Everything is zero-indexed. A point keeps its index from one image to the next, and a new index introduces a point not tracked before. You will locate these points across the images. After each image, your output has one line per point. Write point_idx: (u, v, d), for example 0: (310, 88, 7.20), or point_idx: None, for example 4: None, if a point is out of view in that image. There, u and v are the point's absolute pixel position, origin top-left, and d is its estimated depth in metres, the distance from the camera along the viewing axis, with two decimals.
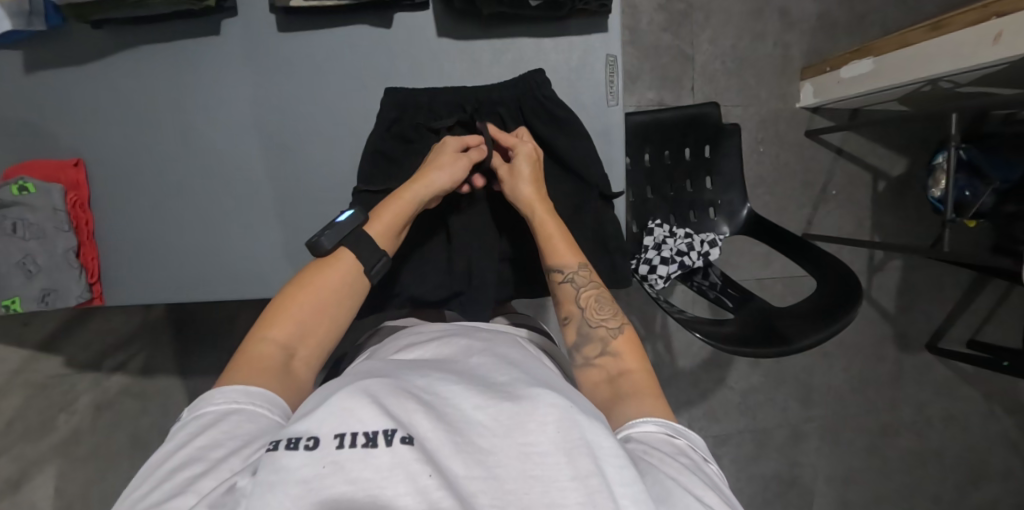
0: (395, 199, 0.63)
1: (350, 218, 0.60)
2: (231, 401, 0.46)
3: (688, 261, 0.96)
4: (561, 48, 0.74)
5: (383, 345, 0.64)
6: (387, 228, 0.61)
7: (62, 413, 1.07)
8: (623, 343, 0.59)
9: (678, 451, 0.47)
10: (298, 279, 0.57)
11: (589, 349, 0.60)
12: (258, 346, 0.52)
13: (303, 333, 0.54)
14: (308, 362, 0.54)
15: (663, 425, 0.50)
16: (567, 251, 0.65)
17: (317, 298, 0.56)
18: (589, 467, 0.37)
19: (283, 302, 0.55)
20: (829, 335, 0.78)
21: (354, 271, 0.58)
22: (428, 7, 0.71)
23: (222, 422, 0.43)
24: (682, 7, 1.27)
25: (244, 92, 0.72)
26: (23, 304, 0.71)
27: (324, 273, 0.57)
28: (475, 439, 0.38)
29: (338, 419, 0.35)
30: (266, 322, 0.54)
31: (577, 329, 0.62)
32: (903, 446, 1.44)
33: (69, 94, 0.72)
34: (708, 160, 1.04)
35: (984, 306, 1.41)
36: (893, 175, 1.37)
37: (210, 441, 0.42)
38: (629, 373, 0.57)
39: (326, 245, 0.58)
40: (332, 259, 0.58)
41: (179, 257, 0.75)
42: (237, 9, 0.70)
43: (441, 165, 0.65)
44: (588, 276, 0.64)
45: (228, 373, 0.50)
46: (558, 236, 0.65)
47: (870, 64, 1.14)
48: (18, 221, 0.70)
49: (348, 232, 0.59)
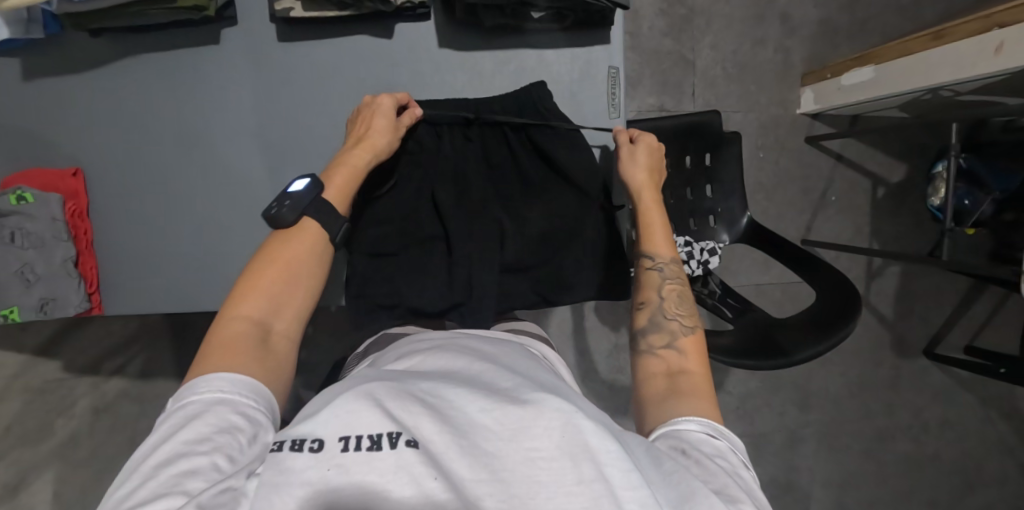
0: (345, 169, 0.61)
1: (308, 188, 0.58)
2: (215, 389, 0.44)
3: (687, 270, 0.98)
4: (564, 59, 0.74)
5: (383, 354, 0.63)
6: (341, 193, 0.60)
7: (60, 417, 1.07)
8: (690, 343, 0.59)
9: (714, 453, 0.45)
10: (266, 254, 0.54)
11: (657, 338, 0.60)
12: (231, 325, 0.49)
13: (276, 307, 0.52)
14: (286, 335, 0.52)
15: (704, 424, 0.48)
16: (663, 243, 0.67)
17: (284, 272, 0.53)
18: (593, 471, 0.34)
19: (253, 277, 0.52)
20: (828, 346, 0.79)
21: (321, 241, 0.57)
22: (429, 17, 0.71)
23: (207, 414, 0.42)
24: (683, 12, 1.26)
25: (244, 101, 0.72)
26: (21, 314, 0.71)
27: (292, 247, 0.55)
28: (482, 442, 0.35)
29: (345, 423, 0.36)
30: (237, 299, 0.51)
31: (649, 315, 0.63)
32: (900, 451, 1.45)
33: (66, 103, 0.72)
34: (708, 168, 1.04)
35: (981, 312, 1.41)
36: (892, 182, 1.37)
37: (197, 435, 0.40)
38: (689, 372, 0.56)
39: (289, 216, 0.56)
40: (297, 231, 0.56)
41: (176, 266, 0.75)
42: (238, 18, 0.70)
43: (383, 132, 0.64)
44: (677, 272, 0.66)
45: (201, 357, 0.47)
46: (665, 229, 0.68)
47: (871, 72, 1.14)
48: (17, 230, 0.70)
49: (309, 202, 0.57)
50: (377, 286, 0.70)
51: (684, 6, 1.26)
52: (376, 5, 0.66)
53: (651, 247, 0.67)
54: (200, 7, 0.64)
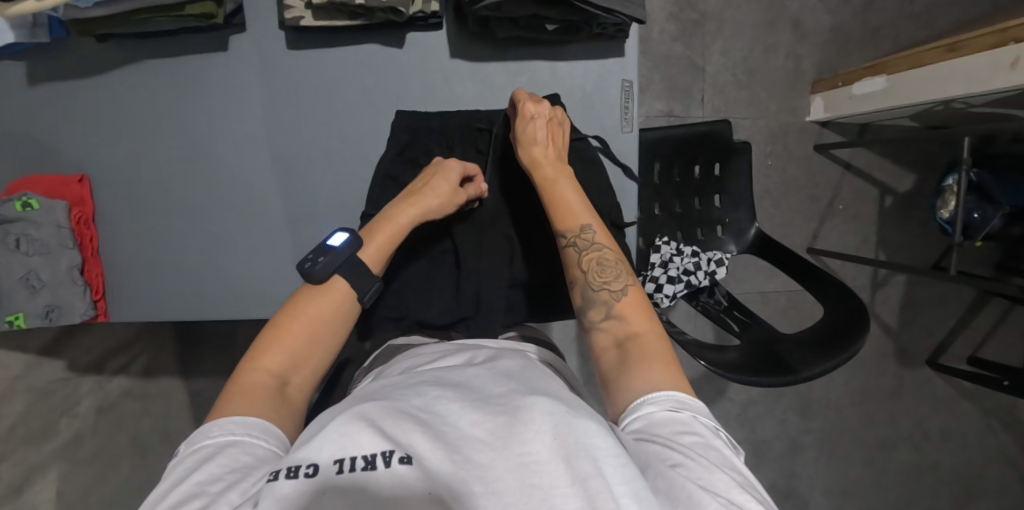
0: (387, 223, 0.59)
1: (345, 245, 0.56)
2: (227, 433, 0.43)
3: (694, 281, 0.96)
4: (576, 72, 0.73)
5: (388, 366, 0.60)
6: (379, 252, 0.58)
7: (64, 417, 1.05)
8: (629, 305, 0.55)
9: (682, 432, 0.43)
10: (292, 308, 0.52)
11: (594, 312, 0.55)
12: (249, 376, 0.48)
13: (297, 361, 0.51)
14: (302, 388, 0.51)
15: (666, 398, 0.46)
16: (574, 213, 0.60)
17: (307, 328, 0.52)
18: (589, 468, 0.33)
19: (278, 330, 0.51)
20: (833, 365, 0.79)
21: (348, 301, 0.55)
22: (441, 27, 0.70)
23: (218, 455, 0.41)
24: (694, 17, 1.25)
25: (250, 108, 0.71)
26: (26, 320, 0.70)
27: (320, 304, 0.53)
28: (472, 454, 0.34)
29: (338, 445, 0.35)
30: (259, 350, 0.50)
31: (579, 293, 0.57)
32: (900, 459, 1.45)
33: (70, 109, 0.71)
34: (717, 178, 1.03)
35: (985, 323, 1.41)
36: (900, 191, 1.36)
37: (207, 476, 0.39)
38: (637, 336, 0.52)
39: (320, 273, 0.54)
40: (327, 288, 0.54)
41: (183, 275, 0.75)
42: (246, 26, 0.69)
43: (438, 194, 0.62)
44: (594, 237, 0.59)
45: (218, 406, 0.46)
46: (573, 196, 0.61)
47: (883, 82, 1.13)
48: (22, 237, 0.69)
49: (344, 260, 0.55)
50: (384, 298, 0.69)
51: (695, 10, 1.25)
52: (387, 14, 0.64)
53: (561, 224, 0.60)
54: (207, 15, 0.63)
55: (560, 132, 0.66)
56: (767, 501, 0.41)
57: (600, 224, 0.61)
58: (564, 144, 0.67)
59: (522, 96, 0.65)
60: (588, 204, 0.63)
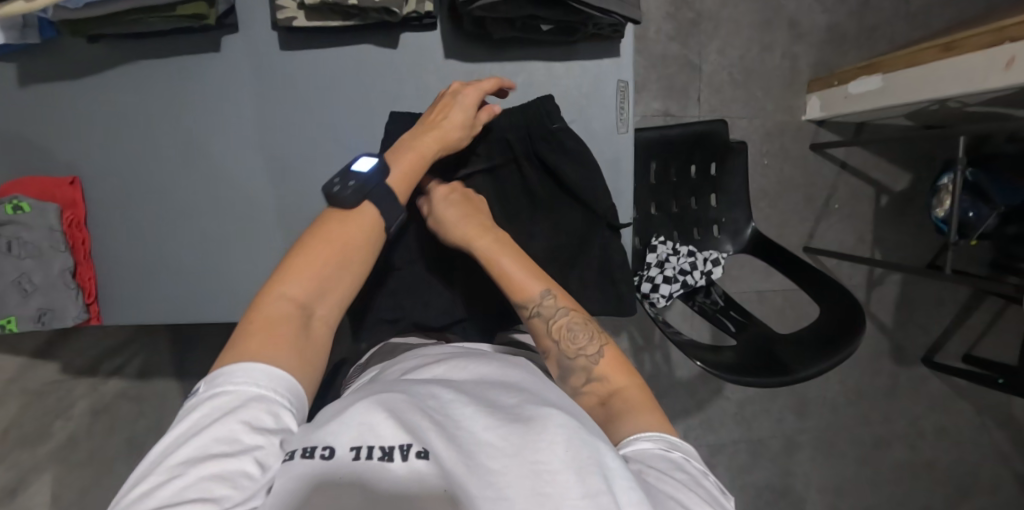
0: (411, 152, 0.60)
1: (373, 172, 0.56)
2: (250, 370, 0.41)
3: (690, 280, 0.96)
4: (572, 73, 0.73)
5: (393, 363, 0.59)
6: (404, 178, 0.59)
7: (58, 420, 1.05)
8: (607, 365, 0.55)
9: (672, 467, 0.43)
10: (321, 232, 0.52)
11: (575, 379, 0.55)
12: (275, 303, 0.47)
13: (322, 290, 0.50)
14: (326, 322, 0.49)
15: (658, 439, 0.46)
16: (528, 282, 0.58)
17: (336, 254, 0.51)
18: (600, 484, 0.32)
19: (305, 253, 0.50)
20: (830, 366, 0.79)
21: (375, 230, 0.55)
22: (436, 27, 0.70)
23: (241, 410, 0.39)
24: (690, 16, 1.25)
25: (246, 110, 0.70)
26: (19, 324, 0.70)
27: (347, 231, 0.53)
28: (485, 460, 0.34)
29: (358, 432, 0.36)
30: (285, 275, 0.49)
31: (557, 363, 0.57)
32: (895, 458, 1.46)
33: (61, 111, 0.70)
34: (714, 178, 1.03)
35: (980, 321, 1.42)
36: (896, 190, 1.36)
37: (225, 434, 0.37)
38: (622, 392, 0.52)
39: (349, 199, 0.54)
40: (354, 213, 0.54)
41: (178, 278, 0.74)
42: (238, 26, 0.68)
43: (456, 125, 0.63)
44: (555, 303, 0.58)
45: (240, 332, 0.45)
46: (524, 263, 0.60)
47: (879, 81, 1.13)
48: (13, 240, 0.69)
49: (374, 186, 0.55)
50: (382, 298, 0.69)
51: (691, 9, 1.25)
52: (381, 15, 0.64)
53: (520, 297, 0.58)
54: (199, 15, 0.63)
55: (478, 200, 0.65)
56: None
57: (556, 284, 0.60)
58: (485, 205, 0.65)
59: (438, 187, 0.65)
60: (538, 267, 0.61)
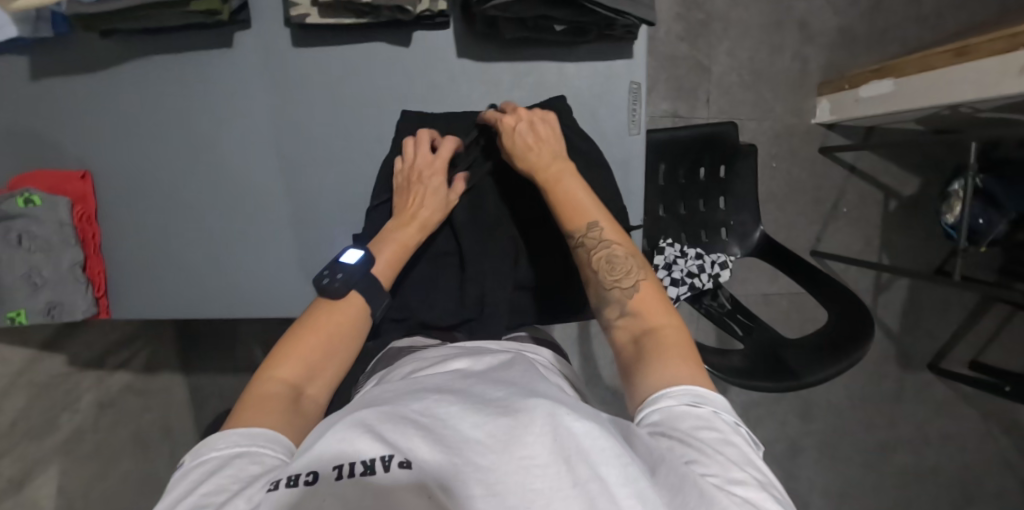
0: (392, 244, 0.61)
1: (360, 263, 0.57)
2: (232, 444, 0.41)
3: (697, 283, 0.98)
4: (583, 73, 0.73)
5: (393, 369, 0.58)
6: (390, 268, 0.60)
7: (66, 412, 0.99)
8: (644, 300, 0.54)
9: (700, 426, 0.42)
10: (308, 322, 0.53)
11: (609, 312, 0.56)
12: (266, 385, 0.48)
13: (312, 372, 0.50)
14: (316, 401, 0.50)
15: (686, 390, 0.45)
16: (578, 213, 0.60)
17: (325, 339, 0.52)
18: (587, 471, 0.33)
19: (294, 339, 0.52)
20: (834, 372, 0.80)
21: (361, 314, 0.56)
22: (448, 26, 0.70)
23: (225, 467, 0.39)
24: (700, 17, 1.24)
25: (255, 107, 0.70)
26: (28, 317, 0.68)
27: (336, 316, 0.54)
28: (473, 457, 0.34)
29: (337, 450, 0.35)
30: (277, 359, 0.50)
31: (594, 293, 0.58)
32: (900, 463, 1.46)
33: (72, 105, 0.70)
34: (722, 181, 1.03)
35: (987, 328, 1.41)
36: (904, 195, 1.36)
37: (212, 487, 0.38)
38: (655, 330, 0.52)
39: (338, 289, 0.55)
40: (339, 303, 0.55)
41: (187, 274, 0.74)
42: (250, 23, 0.68)
43: (433, 209, 0.64)
44: (601, 234, 0.58)
45: (232, 415, 0.46)
46: (579, 194, 0.60)
47: (891, 85, 1.12)
48: (24, 233, 0.68)
49: (360, 277, 0.57)
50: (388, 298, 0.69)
51: (701, 10, 1.24)
52: (394, 13, 0.64)
53: (568, 224, 0.60)
54: (213, 11, 0.63)
55: (548, 130, 0.63)
56: (785, 499, 0.40)
57: (608, 217, 0.60)
58: (557, 136, 0.64)
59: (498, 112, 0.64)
60: (592, 198, 0.61)
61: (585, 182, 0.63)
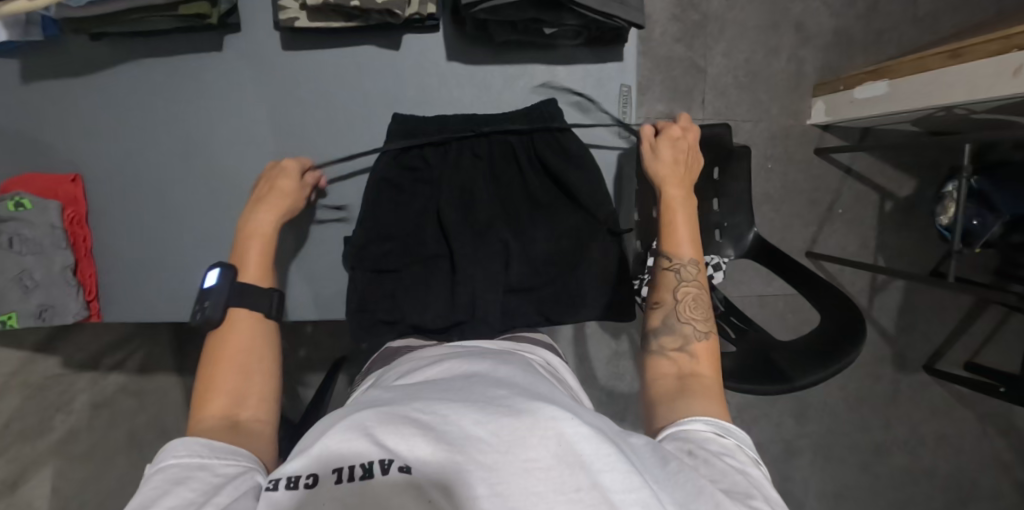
0: (258, 244, 0.62)
1: (220, 276, 0.57)
2: (193, 456, 0.43)
3: None
4: (574, 75, 0.73)
5: (390, 370, 0.58)
6: (262, 268, 0.61)
7: (60, 413, 0.99)
8: (704, 348, 0.57)
9: (722, 451, 0.44)
10: (213, 354, 0.54)
11: (668, 341, 0.58)
12: (198, 429, 0.49)
13: (239, 393, 0.52)
14: (259, 417, 0.52)
15: (711, 423, 0.47)
16: (683, 242, 0.63)
17: (229, 361, 0.54)
18: (587, 479, 0.33)
19: (202, 381, 0.52)
20: (829, 373, 0.79)
21: (258, 324, 0.58)
22: (438, 29, 0.70)
23: (189, 480, 0.41)
24: (696, 18, 1.24)
25: (248, 109, 0.71)
26: (19, 320, 0.67)
27: (235, 337, 0.55)
28: (477, 456, 0.34)
29: (339, 452, 0.35)
30: (198, 405, 0.51)
31: (662, 316, 0.60)
32: (895, 465, 1.46)
33: (63, 108, 0.70)
34: (717, 182, 1.02)
35: (983, 329, 1.41)
36: (900, 196, 1.36)
37: (179, 500, 0.39)
38: (702, 377, 0.54)
39: (217, 314, 0.56)
40: (227, 330, 0.56)
41: (177, 277, 0.74)
42: (241, 26, 0.68)
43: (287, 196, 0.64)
44: (694, 274, 0.62)
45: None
46: (689, 230, 0.64)
47: (886, 86, 1.12)
48: (15, 236, 0.67)
49: (227, 291, 0.57)
50: (380, 302, 0.69)
51: (697, 11, 1.24)
52: (383, 17, 0.64)
53: (671, 246, 0.63)
54: (202, 15, 0.63)
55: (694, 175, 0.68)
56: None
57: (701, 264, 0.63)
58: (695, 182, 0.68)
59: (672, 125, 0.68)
60: (696, 238, 0.64)
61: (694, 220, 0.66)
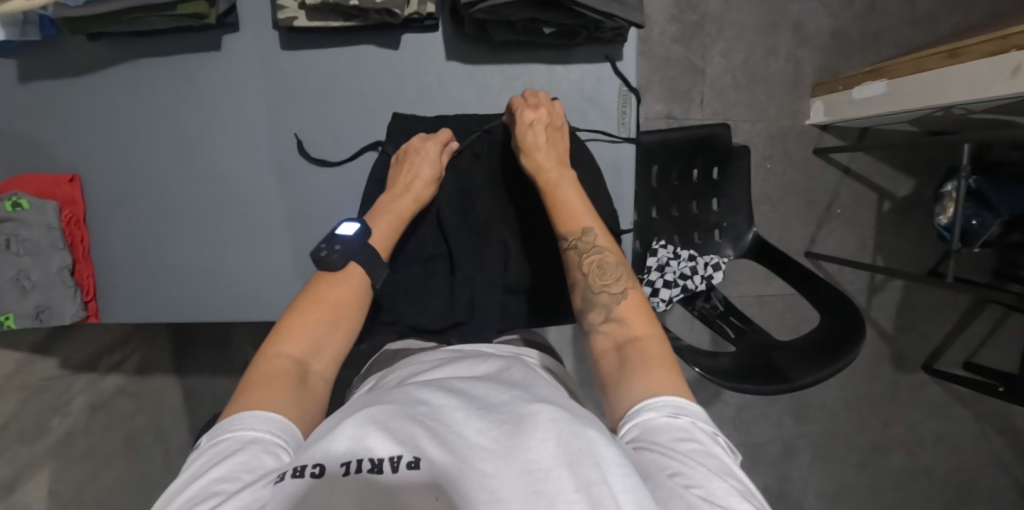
0: (389, 216, 0.62)
1: (358, 233, 0.58)
2: (250, 428, 0.42)
3: (690, 285, 0.97)
4: (573, 75, 0.73)
5: (392, 373, 0.57)
6: (387, 241, 0.61)
7: (57, 415, 1.00)
8: (629, 308, 0.55)
9: (680, 438, 0.42)
10: (311, 294, 0.53)
11: (594, 316, 0.56)
12: (271, 363, 0.48)
13: (318, 347, 0.51)
14: (324, 376, 0.50)
15: (666, 405, 0.45)
16: (575, 215, 0.61)
17: (327, 311, 0.53)
18: (594, 475, 0.32)
19: (297, 317, 0.52)
20: (829, 372, 0.80)
21: (363, 286, 0.56)
22: (437, 28, 0.70)
23: (239, 452, 0.39)
24: (695, 19, 1.24)
25: (247, 110, 0.70)
26: (17, 320, 0.68)
27: (338, 289, 0.54)
28: (477, 462, 0.33)
29: (350, 446, 0.35)
30: (277, 337, 0.50)
31: (580, 295, 0.58)
32: (894, 464, 1.46)
33: (61, 108, 0.70)
34: (715, 182, 1.02)
35: (981, 329, 1.41)
36: (898, 196, 1.36)
37: (226, 472, 0.37)
38: (637, 340, 0.52)
39: (335, 261, 0.55)
40: (336, 278, 0.55)
41: (176, 279, 0.74)
42: (239, 25, 0.68)
43: (427, 181, 0.65)
44: (594, 240, 0.59)
45: (240, 395, 0.45)
46: (574, 199, 0.62)
47: (883, 86, 1.12)
48: (12, 237, 0.67)
49: (357, 249, 0.57)
50: (378, 303, 0.68)
51: (696, 12, 1.24)
52: (382, 16, 0.63)
53: (562, 227, 0.61)
54: (200, 14, 0.62)
55: (558, 139, 0.66)
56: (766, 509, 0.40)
57: (601, 226, 0.61)
58: (563, 148, 0.66)
59: (519, 104, 0.65)
60: (583, 202, 0.62)
61: (580, 188, 0.64)
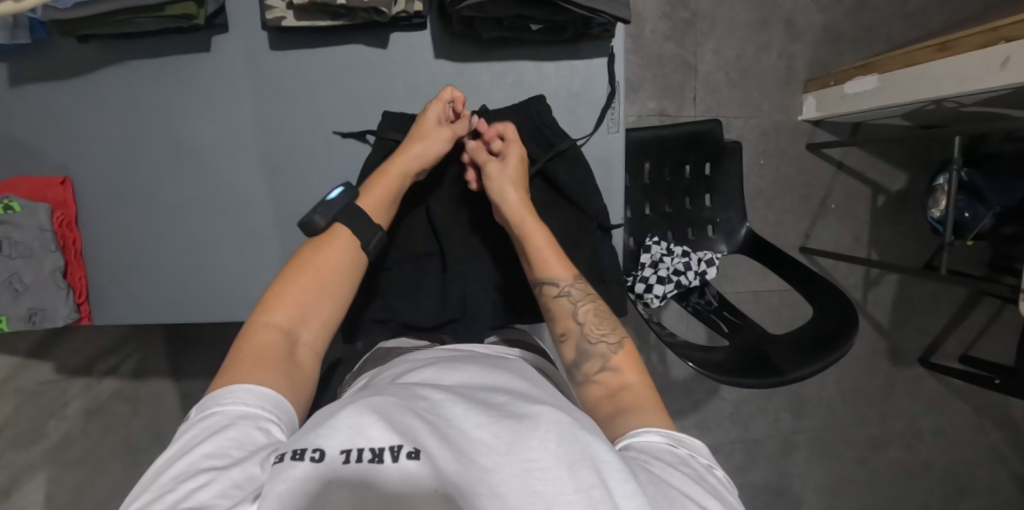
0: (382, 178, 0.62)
1: (342, 194, 0.59)
2: (240, 403, 0.42)
3: (683, 281, 0.94)
4: (561, 72, 0.73)
5: (384, 372, 0.57)
6: (376, 199, 0.61)
7: (52, 419, 1.05)
8: (624, 357, 0.55)
9: (678, 461, 0.42)
10: (297, 262, 0.53)
11: (588, 367, 0.55)
12: (259, 332, 0.48)
13: (305, 317, 0.51)
14: (312, 348, 0.51)
15: (664, 435, 0.45)
16: (563, 265, 0.61)
17: (316, 279, 0.53)
18: (591, 478, 0.32)
19: (284, 286, 0.52)
20: (819, 367, 0.80)
21: (352, 253, 0.56)
22: (426, 27, 0.70)
23: (230, 429, 0.39)
24: (686, 16, 1.24)
25: (239, 110, 0.71)
26: (9, 323, 0.70)
27: (326, 255, 0.54)
28: (478, 458, 0.33)
29: (348, 435, 0.35)
30: (265, 308, 0.51)
31: (574, 345, 0.57)
32: (892, 458, 1.46)
33: (51, 109, 0.70)
34: (708, 178, 1.02)
35: (977, 322, 1.42)
36: (893, 190, 1.36)
37: (215, 448, 0.37)
38: (631, 387, 0.52)
39: (320, 222, 0.56)
40: (326, 247, 0.55)
41: (168, 279, 0.74)
42: (228, 26, 0.68)
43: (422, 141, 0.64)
44: (584, 289, 0.61)
45: (229, 365, 0.46)
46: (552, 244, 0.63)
47: (874, 81, 1.13)
48: (5, 241, 0.69)
49: (341, 208, 0.58)
50: (372, 299, 0.69)
51: (687, 9, 1.24)
52: (370, 15, 0.64)
53: (556, 270, 0.61)
54: (188, 16, 0.63)
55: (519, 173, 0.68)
56: None
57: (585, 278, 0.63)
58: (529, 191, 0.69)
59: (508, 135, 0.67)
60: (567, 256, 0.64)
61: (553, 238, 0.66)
